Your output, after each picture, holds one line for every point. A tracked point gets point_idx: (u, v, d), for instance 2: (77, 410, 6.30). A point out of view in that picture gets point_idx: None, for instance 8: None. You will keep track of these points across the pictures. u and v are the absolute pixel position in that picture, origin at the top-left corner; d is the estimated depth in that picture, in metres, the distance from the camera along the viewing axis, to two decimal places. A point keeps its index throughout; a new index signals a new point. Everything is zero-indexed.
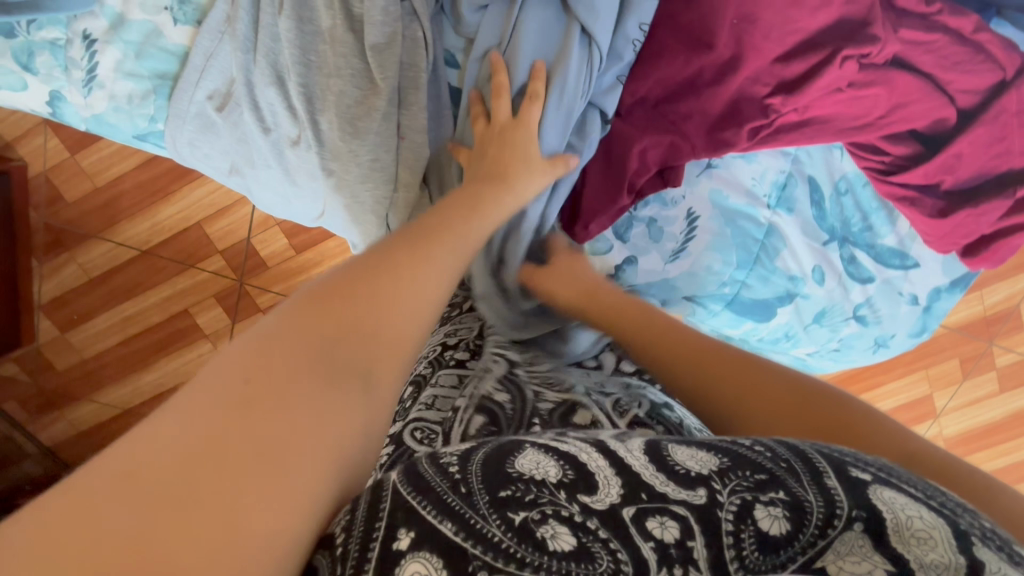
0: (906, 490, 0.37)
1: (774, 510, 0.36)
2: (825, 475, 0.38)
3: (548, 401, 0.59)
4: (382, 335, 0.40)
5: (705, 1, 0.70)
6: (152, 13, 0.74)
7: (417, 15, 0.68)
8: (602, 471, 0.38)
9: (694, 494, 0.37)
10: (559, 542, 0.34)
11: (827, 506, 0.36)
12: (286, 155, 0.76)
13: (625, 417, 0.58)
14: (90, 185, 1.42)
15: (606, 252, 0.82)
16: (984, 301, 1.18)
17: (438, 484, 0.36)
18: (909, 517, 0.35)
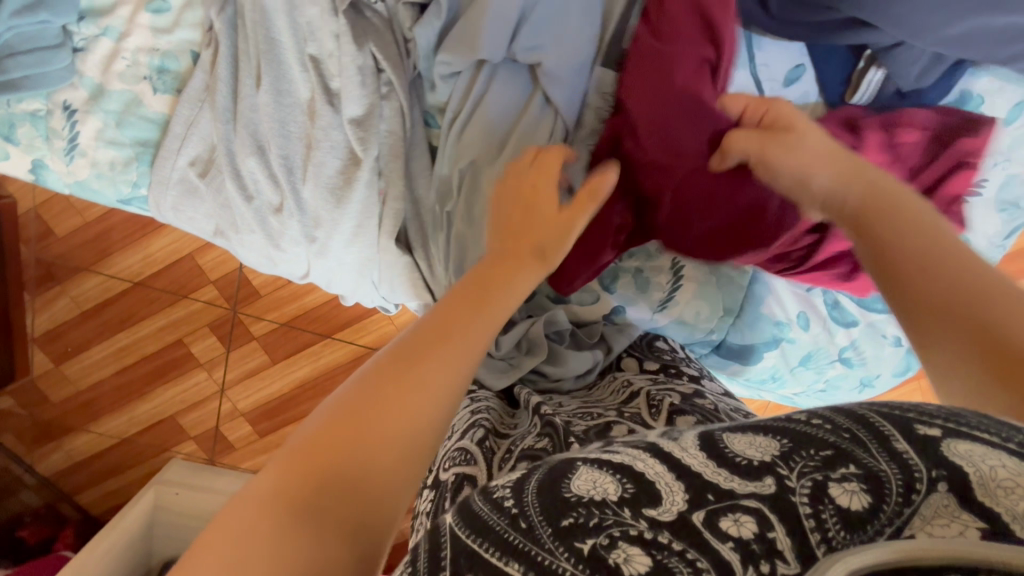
0: (981, 437, 0.32)
1: (850, 485, 0.32)
2: (892, 438, 0.33)
3: (581, 424, 0.64)
4: (387, 481, 0.36)
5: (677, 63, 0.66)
6: (131, 83, 0.75)
7: (393, 86, 0.68)
8: (663, 479, 0.36)
9: (762, 484, 0.33)
10: (634, 565, 0.32)
11: (904, 474, 0.32)
12: (269, 221, 0.75)
13: (661, 413, 0.65)
14: (80, 220, 1.42)
15: (594, 303, 0.84)
16: None
17: (497, 522, 0.37)
18: (992, 467, 0.30)
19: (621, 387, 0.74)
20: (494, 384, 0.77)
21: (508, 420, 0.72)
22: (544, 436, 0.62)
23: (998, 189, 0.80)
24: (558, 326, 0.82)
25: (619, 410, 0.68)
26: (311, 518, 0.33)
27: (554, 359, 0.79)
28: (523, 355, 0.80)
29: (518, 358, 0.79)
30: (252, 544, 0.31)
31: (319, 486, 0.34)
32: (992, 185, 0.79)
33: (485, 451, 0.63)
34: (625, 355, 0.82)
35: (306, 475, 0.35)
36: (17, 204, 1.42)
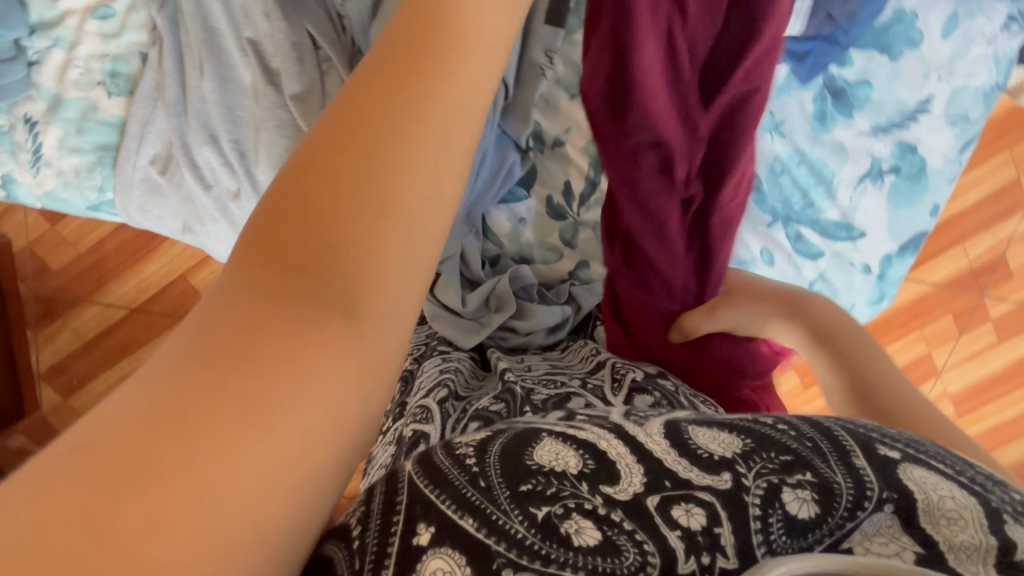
0: (934, 467, 0.35)
1: (802, 493, 0.33)
2: (852, 454, 0.35)
3: (542, 393, 0.62)
4: (385, 245, 0.29)
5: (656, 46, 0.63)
6: (86, 90, 0.77)
7: (332, 60, 0.70)
8: (623, 459, 0.35)
9: (718, 478, 0.34)
10: (584, 537, 0.32)
11: (857, 488, 0.33)
12: (230, 209, 0.78)
13: (623, 387, 0.64)
14: (74, 253, 1.45)
15: (558, 262, 0.86)
16: (967, 254, 1.21)
17: (455, 478, 0.33)
18: (940, 497, 0.33)
19: (590, 356, 0.73)
20: (463, 342, 0.77)
21: (474, 377, 0.71)
22: (501, 400, 0.60)
23: (946, 104, 0.79)
24: (524, 282, 0.83)
25: (584, 381, 0.66)
26: (296, 298, 0.27)
27: (522, 315, 0.80)
28: (491, 313, 0.80)
29: (488, 315, 0.80)
30: (219, 334, 0.25)
31: (297, 263, 0.27)
32: (940, 101, 0.79)
33: (444, 409, 0.60)
34: (597, 325, 0.85)
35: (270, 256, 0.27)
36: (10, 243, 1.45)
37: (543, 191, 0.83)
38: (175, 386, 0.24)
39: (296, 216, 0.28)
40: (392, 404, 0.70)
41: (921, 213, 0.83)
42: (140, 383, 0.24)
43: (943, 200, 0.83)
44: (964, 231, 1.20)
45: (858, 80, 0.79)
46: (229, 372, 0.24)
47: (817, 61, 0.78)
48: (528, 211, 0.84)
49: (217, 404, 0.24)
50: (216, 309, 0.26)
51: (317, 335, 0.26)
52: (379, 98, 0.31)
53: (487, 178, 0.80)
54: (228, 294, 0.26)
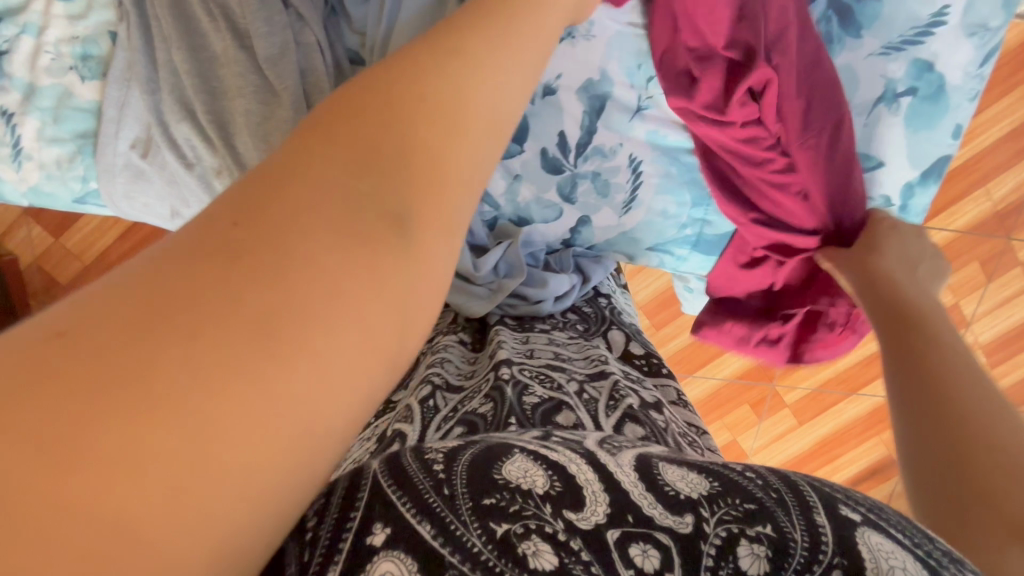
0: (895, 535, 0.33)
1: (757, 548, 0.32)
2: (814, 509, 0.33)
3: (534, 395, 0.58)
4: (442, 162, 0.31)
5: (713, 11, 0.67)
6: (59, 75, 0.75)
7: (304, 20, 0.68)
8: (590, 486, 0.34)
9: (680, 521, 0.33)
10: (540, 561, 0.31)
11: (811, 545, 0.32)
12: (213, 185, 0.75)
13: (618, 410, 0.59)
14: (80, 265, 1.38)
15: (557, 219, 0.82)
16: (991, 195, 1.13)
17: (421, 482, 0.32)
18: (891, 566, 0.31)
19: (596, 358, 0.69)
20: (475, 310, 0.74)
21: (470, 366, 0.69)
22: (489, 401, 0.57)
23: (963, 14, 0.73)
24: (534, 249, 0.83)
25: (581, 387, 0.62)
26: (350, 201, 0.28)
27: (534, 283, 0.78)
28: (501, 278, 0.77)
29: (499, 282, 0.75)
30: (268, 226, 0.26)
31: (360, 159, 0.29)
32: (956, 10, 0.73)
33: (427, 410, 0.58)
34: (612, 328, 0.79)
35: (336, 147, 0.29)
36: (17, 260, 1.39)
37: (538, 143, 0.78)
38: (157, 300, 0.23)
39: (365, 116, 0.30)
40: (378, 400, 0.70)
41: (943, 135, 0.78)
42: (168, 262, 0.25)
43: (965, 120, 0.78)
44: (986, 172, 1.12)
45: None
46: (250, 255, 0.25)
47: None
48: (522, 166, 0.79)
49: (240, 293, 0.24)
50: (274, 191, 0.27)
51: (365, 235, 0.27)
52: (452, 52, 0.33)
53: None
54: (288, 175, 0.28)
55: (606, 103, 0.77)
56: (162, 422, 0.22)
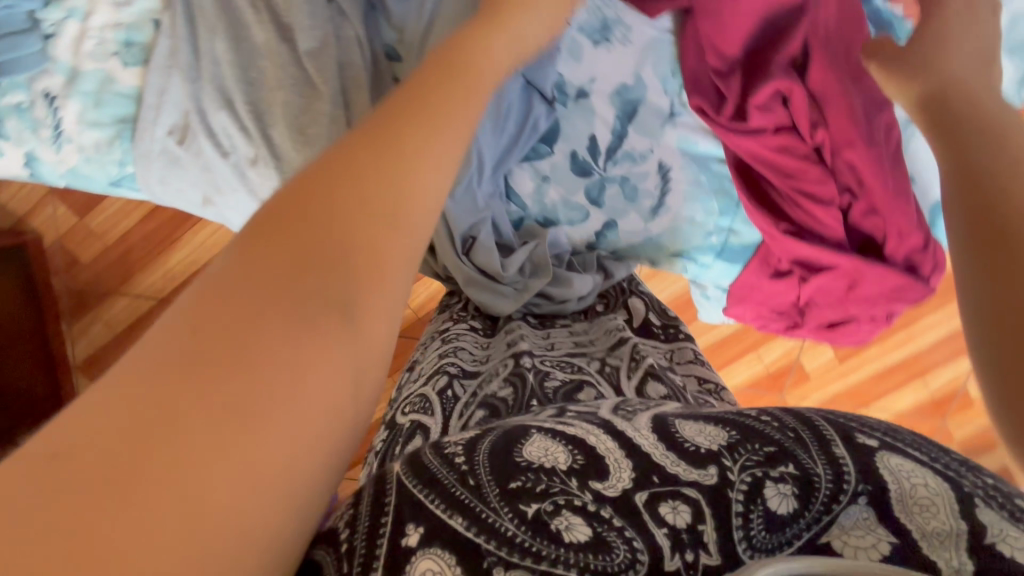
0: (911, 453, 0.33)
1: (784, 488, 0.31)
2: (832, 444, 0.33)
3: (556, 379, 0.59)
4: (390, 243, 0.30)
5: (735, 19, 0.71)
6: (102, 61, 0.77)
7: (346, 16, 0.69)
8: (611, 455, 0.35)
9: (705, 473, 0.33)
10: (574, 534, 0.31)
11: (834, 481, 0.31)
12: (248, 176, 0.75)
13: (637, 372, 0.62)
14: (102, 246, 1.32)
15: (584, 222, 0.82)
16: None
17: (444, 477, 0.33)
18: (912, 485, 0.31)
19: (614, 330, 0.70)
20: (501, 308, 0.72)
21: (484, 351, 0.69)
22: (509, 384, 0.58)
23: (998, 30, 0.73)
24: (559, 250, 0.80)
25: (602, 363, 0.65)
26: (303, 294, 0.26)
27: (559, 283, 0.76)
28: (527, 279, 0.76)
29: (525, 281, 0.75)
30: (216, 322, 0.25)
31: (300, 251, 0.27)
32: None
33: (446, 402, 0.59)
34: (632, 297, 0.78)
35: (274, 244, 0.27)
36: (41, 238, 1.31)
37: (568, 145, 0.78)
38: (144, 391, 0.22)
39: (307, 207, 0.29)
40: (397, 391, 0.69)
41: None
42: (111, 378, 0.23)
43: None
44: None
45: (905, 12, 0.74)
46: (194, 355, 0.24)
47: None
48: (551, 168, 0.79)
49: (203, 389, 0.23)
50: (202, 298, 0.25)
51: (312, 324, 0.26)
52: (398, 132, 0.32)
53: (511, 136, 0.76)
54: (217, 279, 0.26)
55: (638, 108, 0.77)
56: (195, 429, 0.22)
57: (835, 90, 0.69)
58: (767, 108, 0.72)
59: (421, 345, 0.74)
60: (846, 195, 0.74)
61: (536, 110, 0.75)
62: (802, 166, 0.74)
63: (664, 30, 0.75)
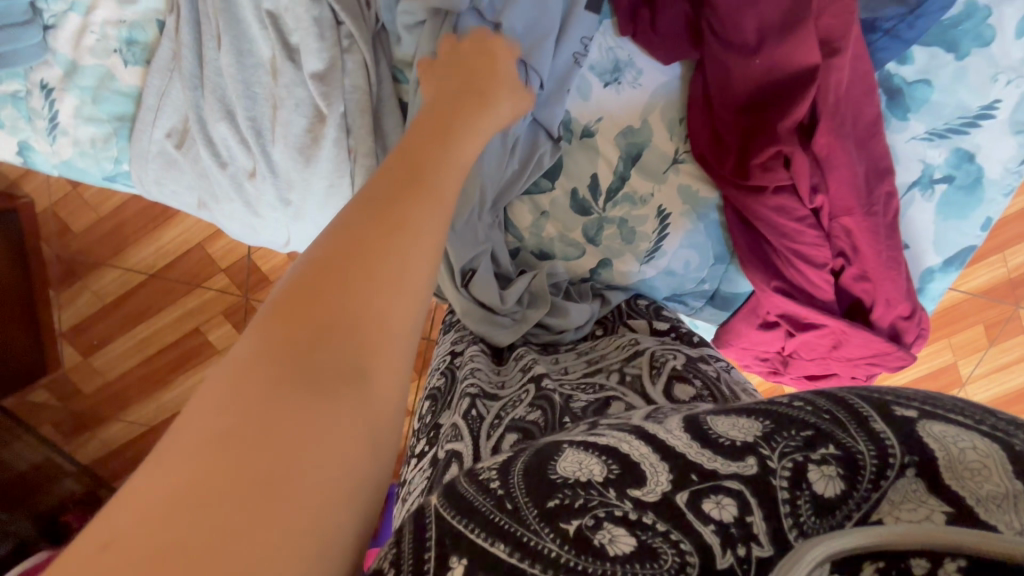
0: (953, 418, 0.30)
1: (828, 470, 0.30)
2: (870, 419, 0.31)
3: (581, 400, 0.61)
4: (388, 317, 0.36)
5: (739, 75, 0.70)
6: (102, 56, 0.75)
7: (355, 38, 0.67)
8: (647, 460, 0.34)
9: (743, 464, 0.32)
10: (618, 546, 0.30)
11: (879, 456, 0.30)
12: (245, 188, 0.75)
13: (664, 375, 0.64)
14: (95, 216, 1.24)
15: (580, 258, 0.81)
16: (1007, 262, 1.16)
17: (482, 505, 0.33)
18: (961, 450, 0.28)
19: (627, 344, 0.72)
20: (499, 339, 0.75)
21: (502, 374, 0.71)
22: (538, 408, 0.59)
23: (1012, 110, 0.73)
24: (555, 279, 0.81)
25: (621, 373, 0.66)
26: (320, 361, 0.32)
27: (556, 312, 0.77)
28: (525, 309, 0.78)
29: (523, 312, 0.77)
30: (249, 391, 0.30)
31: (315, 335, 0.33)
32: (1006, 106, 0.73)
33: (473, 423, 0.60)
34: (629, 318, 0.80)
35: (294, 321, 0.33)
36: (34, 204, 1.24)
37: (569, 183, 0.78)
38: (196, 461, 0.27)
39: (317, 299, 0.35)
40: (425, 424, 0.68)
41: (972, 226, 0.78)
42: (166, 461, 0.27)
43: (996, 214, 0.78)
44: (1009, 237, 1.14)
45: (917, 79, 0.73)
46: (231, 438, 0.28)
47: (875, 54, 0.71)
48: (551, 204, 0.79)
49: (248, 459, 0.27)
50: (234, 380, 0.30)
51: (332, 392, 0.31)
52: (390, 218, 0.40)
53: (515, 170, 0.75)
54: (245, 365, 0.31)
55: (643, 152, 0.77)
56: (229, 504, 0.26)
57: (839, 156, 0.69)
58: (767, 166, 0.72)
59: (435, 374, 0.73)
60: (838, 259, 0.74)
61: (541, 148, 0.74)
62: (799, 230, 0.74)
63: (674, 77, 0.75)
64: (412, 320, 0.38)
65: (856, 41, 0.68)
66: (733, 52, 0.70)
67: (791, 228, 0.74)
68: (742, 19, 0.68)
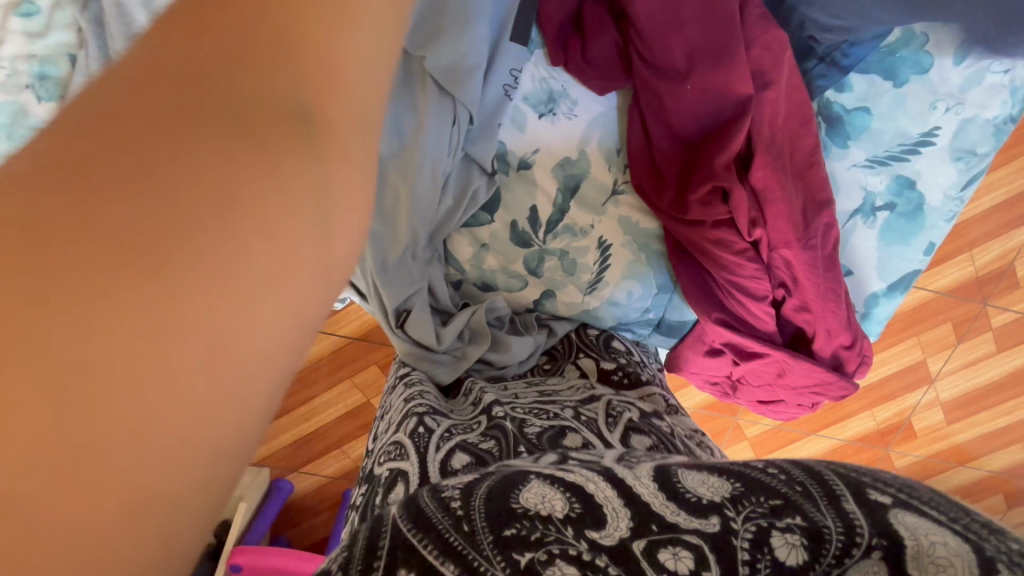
0: (929, 511, 0.29)
1: (792, 538, 0.29)
2: (841, 497, 0.30)
3: (535, 426, 0.59)
4: (335, 81, 0.32)
5: (672, 109, 0.69)
6: (14, 93, 0.71)
7: None
8: (610, 503, 0.33)
9: (706, 522, 0.31)
10: None
11: (846, 533, 0.28)
12: None
13: (619, 426, 0.61)
14: None
15: (522, 289, 0.79)
16: (975, 261, 1.14)
17: (439, 522, 0.33)
18: (931, 544, 0.27)
19: (582, 387, 0.70)
20: (439, 377, 0.73)
21: (451, 403, 0.69)
22: (491, 438, 0.57)
23: (952, 136, 0.72)
24: (499, 313, 0.77)
25: (576, 411, 0.63)
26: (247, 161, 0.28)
27: (498, 346, 0.75)
28: (466, 344, 0.74)
29: (462, 348, 0.74)
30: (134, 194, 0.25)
31: (203, 91, 0.27)
32: (946, 132, 0.72)
33: (419, 439, 0.59)
34: (580, 355, 0.78)
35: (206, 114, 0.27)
36: None
37: (508, 215, 0.76)
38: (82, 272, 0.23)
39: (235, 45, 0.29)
40: (373, 447, 0.68)
41: (915, 252, 0.77)
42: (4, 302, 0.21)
43: (939, 240, 0.77)
44: (974, 238, 1.13)
45: (856, 107, 0.72)
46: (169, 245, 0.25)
47: (814, 83, 0.71)
48: (491, 236, 0.76)
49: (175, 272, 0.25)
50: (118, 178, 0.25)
51: (270, 191, 0.29)
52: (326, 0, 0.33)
53: (449, 207, 0.73)
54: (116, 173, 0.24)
55: (581, 183, 0.75)
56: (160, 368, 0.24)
57: (776, 189, 0.67)
58: (706, 202, 0.70)
59: (391, 384, 0.74)
60: (781, 289, 0.73)
61: (479, 188, 0.73)
62: (740, 264, 0.72)
63: (611, 107, 0.74)
64: (357, 107, 0.34)
65: (789, 73, 0.67)
66: (666, 79, 0.68)
67: (733, 261, 0.73)
68: (670, 48, 0.67)
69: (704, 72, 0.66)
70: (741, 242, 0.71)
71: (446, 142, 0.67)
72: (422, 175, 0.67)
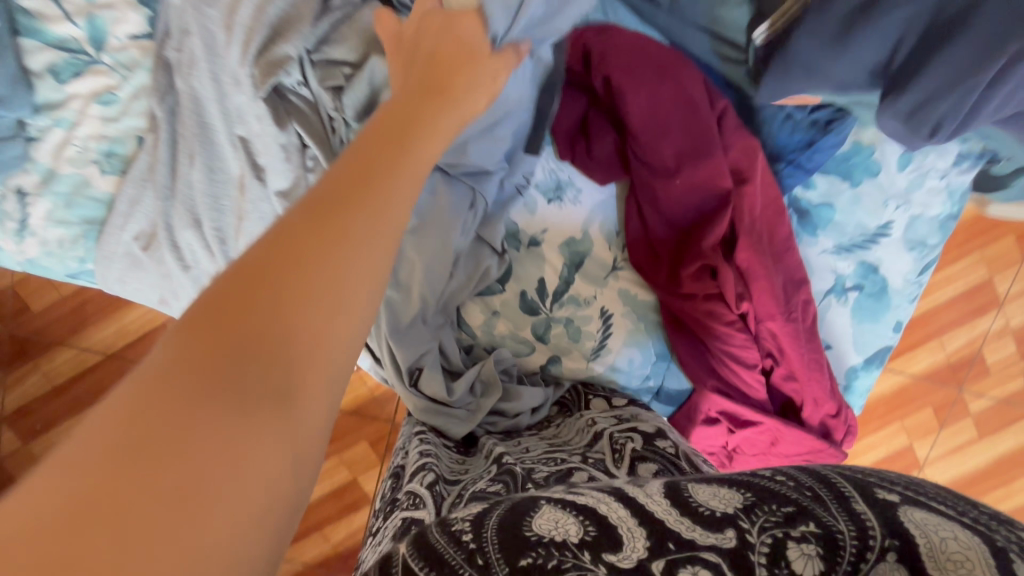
0: (936, 508, 0.34)
1: (808, 548, 0.32)
2: (852, 500, 0.34)
3: (543, 472, 0.63)
4: (326, 322, 0.36)
5: (666, 199, 0.79)
6: (80, 166, 0.80)
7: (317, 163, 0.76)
8: (625, 525, 0.37)
9: (722, 537, 0.34)
10: None
11: (859, 538, 0.32)
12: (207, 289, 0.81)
13: (624, 462, 0.65)
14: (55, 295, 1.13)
15: (529, 355, 0.84)
16: (945, 347, 1.24)
17: (451, 557, 0.36)
18: (943, 539, 0.31)
19: (586, 428, 0.74)
20: (455, 432, 0.76)
21: (467, 458, 0.73)
22: (499, 481, 0.60)
23: (905, 230, 0.83)
24: (504, 365, 0.82)
25: (584, 455, 0.67)
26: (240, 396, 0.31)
27: (509, 397, 0.79)
28: (478, 399, 0.78)
29: (476, 402, 0.78)
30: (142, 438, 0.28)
31: (228, 295, 0.34)
32: (899, 227, 0.83)
33: (433, 496, 0.61)
34: (591, 399, 0.82)
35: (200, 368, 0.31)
36: None
37: (518, 286, 0.83)
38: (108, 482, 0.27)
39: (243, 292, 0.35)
40: (384, 501, 0.69)
41: (885, 328, 0.86)
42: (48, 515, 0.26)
43: (905, 317, 0.86)
44: (941, 325, 1.23)
45: (822, 203, 0.83)
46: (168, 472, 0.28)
47: (784, 181, 0.84)
48: (501, 304, 0.83)
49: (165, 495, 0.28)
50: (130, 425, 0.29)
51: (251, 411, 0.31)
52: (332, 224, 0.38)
53: (461, 281, 0.80)
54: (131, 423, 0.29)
55: (585, 260, 0.84)
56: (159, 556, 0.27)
57: (759, 270, 0.76)
58: (697, 277, 0.79)
59: (397, 455, 0.75)
60: (768, 359, 0.80)
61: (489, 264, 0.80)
62: (728, 335, 0.80)
63: (611, 196, 0.85)
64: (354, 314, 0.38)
65: (762, 174, 0.79)
66: (659, 175, 0.79)
67: (726, 330, 0.80)
68: (662, 147, 0.78)
69: (692, 169, 0.78)
70: (731, 315, 0.79)
71: (461, 222, 0.75)
72: (439, 249, 0.74)
